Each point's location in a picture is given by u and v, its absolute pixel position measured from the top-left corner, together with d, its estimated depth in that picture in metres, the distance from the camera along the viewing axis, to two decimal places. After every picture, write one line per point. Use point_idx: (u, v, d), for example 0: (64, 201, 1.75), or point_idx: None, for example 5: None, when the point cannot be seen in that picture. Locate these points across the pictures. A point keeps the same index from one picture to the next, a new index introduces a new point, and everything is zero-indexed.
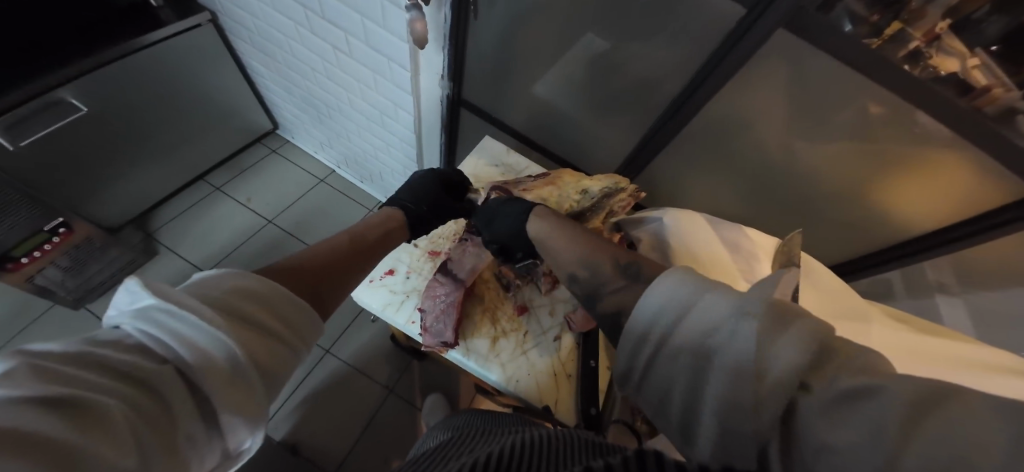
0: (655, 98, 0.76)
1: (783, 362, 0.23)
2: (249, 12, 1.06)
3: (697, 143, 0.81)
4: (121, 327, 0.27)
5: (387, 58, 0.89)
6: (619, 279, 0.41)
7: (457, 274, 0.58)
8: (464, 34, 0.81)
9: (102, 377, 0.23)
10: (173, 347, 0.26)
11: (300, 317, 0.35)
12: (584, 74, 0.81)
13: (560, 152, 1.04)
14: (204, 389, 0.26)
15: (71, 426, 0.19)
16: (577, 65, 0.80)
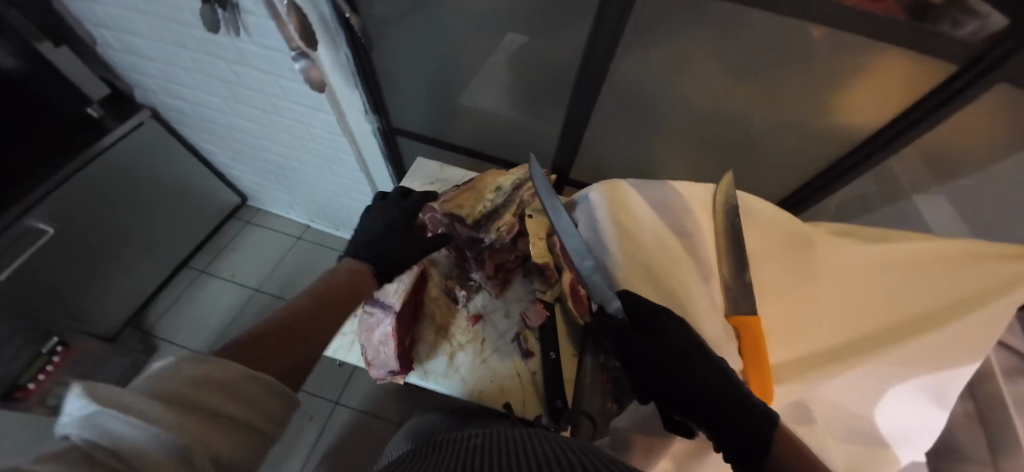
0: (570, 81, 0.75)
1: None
2: (185, 99, 1.10)
3: (624, 110, 0.80)
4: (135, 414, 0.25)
5: (310, 110, 0.92)
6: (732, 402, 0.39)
7: (386, 299, 0.56)
8: (375, 70, 0.81)
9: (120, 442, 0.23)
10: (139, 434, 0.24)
11: (270, 397, 0.33)
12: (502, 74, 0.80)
13: (501, 159, 1.03)
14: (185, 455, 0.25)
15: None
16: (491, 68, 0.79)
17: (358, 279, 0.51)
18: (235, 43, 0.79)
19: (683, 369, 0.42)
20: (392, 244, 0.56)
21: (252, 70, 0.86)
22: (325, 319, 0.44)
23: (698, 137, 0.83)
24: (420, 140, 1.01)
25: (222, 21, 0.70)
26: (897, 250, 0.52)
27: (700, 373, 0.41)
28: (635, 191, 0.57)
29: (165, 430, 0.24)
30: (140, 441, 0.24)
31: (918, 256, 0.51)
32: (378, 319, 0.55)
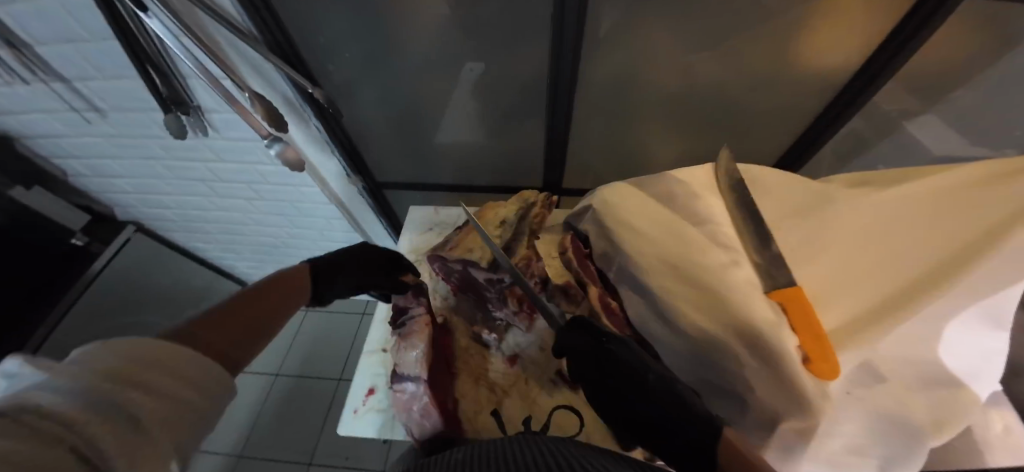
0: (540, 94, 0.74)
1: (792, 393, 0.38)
2: (166, 207, 1.09)
3: (599, 109, 0.79)
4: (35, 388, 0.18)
5: (293, 186, 0.92)
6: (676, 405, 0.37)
7: (406, 372, 0.52)
8: (347, 133, 0.82)
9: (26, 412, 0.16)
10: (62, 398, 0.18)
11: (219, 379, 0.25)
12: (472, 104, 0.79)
13: (492, 182, 1.01)
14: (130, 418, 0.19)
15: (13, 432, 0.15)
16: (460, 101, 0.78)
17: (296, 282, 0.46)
18: (204, 142, 0.79)
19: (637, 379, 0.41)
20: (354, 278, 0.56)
21: (227, 162, 0.86)
22: (276, 310, 0.38)
23: (683, 113, 0.80)
24: (407, 190, 1.01)
25: (188, 126, 0.72)
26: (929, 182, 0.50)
27: (655, 386, 0.39)
28: (639, 188, 0.55)
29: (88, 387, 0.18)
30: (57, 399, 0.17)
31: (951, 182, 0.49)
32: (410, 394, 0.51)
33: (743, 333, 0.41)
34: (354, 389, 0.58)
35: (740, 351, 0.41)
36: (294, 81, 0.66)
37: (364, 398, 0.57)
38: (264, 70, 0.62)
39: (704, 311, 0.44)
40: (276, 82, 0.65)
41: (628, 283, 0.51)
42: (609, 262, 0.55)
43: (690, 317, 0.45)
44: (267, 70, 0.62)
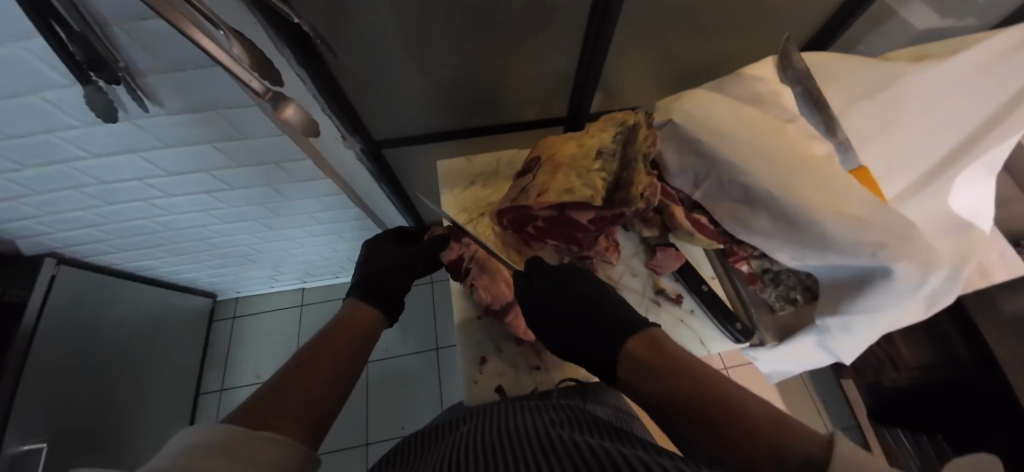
0: (583, 5, 0.61)
1: (866, 245, 0.41)
2: (86, 224, 0.80)
3: (643, 24, 0.67)
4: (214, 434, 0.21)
5: (276, 163, 0.69)
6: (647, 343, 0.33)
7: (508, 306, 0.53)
8: (335, 80, 0.63)
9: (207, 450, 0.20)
10: (228, 446, 0.20)
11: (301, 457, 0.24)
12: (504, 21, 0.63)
13: (506, 122, 0.86)
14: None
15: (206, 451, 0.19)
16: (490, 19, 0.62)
17: (352, 321, 0.41)
18: (137, 121, 0.54)
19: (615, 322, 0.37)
20: (385, 265, 0.52)
21: (178, 147, 0.61)
22: (339, 357, 0.35)
23: (733, 27, 0.71)
24: (411, 147, 0.85)
25: (114, 100, 0.49)
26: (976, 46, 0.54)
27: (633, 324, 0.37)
28: (719, 93, 0.53)
29: (230, 447, 0.20)
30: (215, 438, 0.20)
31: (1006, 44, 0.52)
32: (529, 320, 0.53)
33: (881, 210, 0.42)
34: (463, 362, 0.54)
35: (885, 236, 0.41)
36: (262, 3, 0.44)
37: (478, 371, 0.54)
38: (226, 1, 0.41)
39: (838, 198, 0.43)
40: (243, 17, 0.44)
41: (729, 193, 0.51)
42: (701, 178, 0.54)
43: (824, 209, 0.43)
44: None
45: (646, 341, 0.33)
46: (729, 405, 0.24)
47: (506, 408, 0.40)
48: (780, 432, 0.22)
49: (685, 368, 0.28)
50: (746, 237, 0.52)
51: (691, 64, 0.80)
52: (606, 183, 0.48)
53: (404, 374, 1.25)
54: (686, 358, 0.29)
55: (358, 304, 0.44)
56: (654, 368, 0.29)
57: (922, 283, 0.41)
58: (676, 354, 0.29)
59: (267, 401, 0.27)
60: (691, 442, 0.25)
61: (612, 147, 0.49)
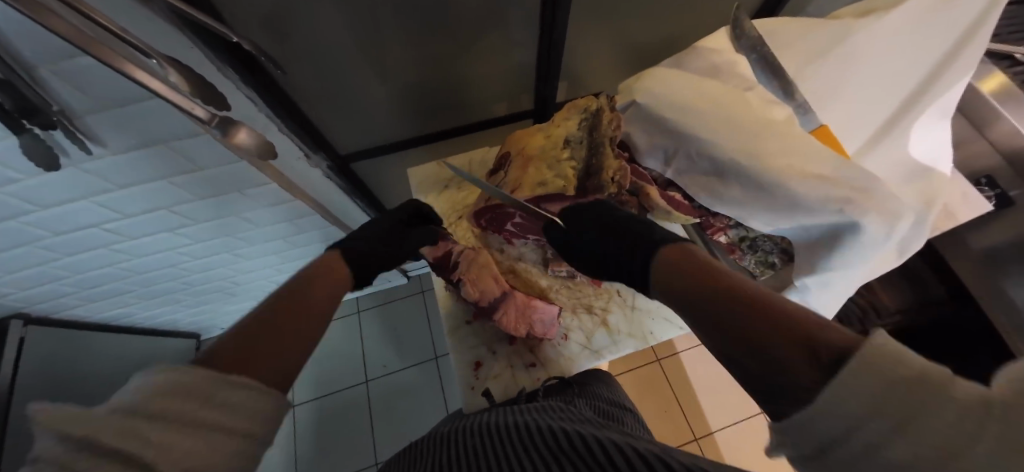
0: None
1: (848, 202, 0.42)
2: (44, 280, 0.75)
3: (597, 7, 0.67)
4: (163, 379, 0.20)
5: (239, 190, 0.66)
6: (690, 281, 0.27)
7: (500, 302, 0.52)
8: (289, 98, 0.61)
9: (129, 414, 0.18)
10: (160, 404, 0.19)
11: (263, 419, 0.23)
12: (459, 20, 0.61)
13: (474, 121, 0.85)
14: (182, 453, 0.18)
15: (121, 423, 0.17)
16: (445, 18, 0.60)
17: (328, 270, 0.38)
18: (82, 165, 0.51)
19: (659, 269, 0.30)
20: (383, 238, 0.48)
21: (137, 187, 0.58)
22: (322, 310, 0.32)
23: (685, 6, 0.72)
24: (380, 156, 0.83)
25: (54, 145, 0.46)
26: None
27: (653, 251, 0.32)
28: (679, 69, 0.53)
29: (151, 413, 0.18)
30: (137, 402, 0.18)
31: None
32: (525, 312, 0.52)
33: (845, 166, 0.43)
34: (458, 370, 0.54)
35: (851, 191, 0.42)
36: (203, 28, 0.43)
37: (474, 374, 0.53)
38: (153, 25, 0.39)
39: (799, 160, 0.44)
40: (178, 41, 0.42)
41: (699, 167, 0.51)
42: (670, 154, 0.54)
43: (793, 172, 0.44)
44: (159, 19, 0.39)
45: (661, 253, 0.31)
46: (755, 312, 0.22)
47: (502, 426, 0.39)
48: (812, 334, 0.20)
49: (706, 279, 0.26)
50: (720, 209, 0.52)
51: (650, 44, 0.80)
52: (576, 172, 0.47)
53: (408, 386, 1.24)
54: (711, 269, 0.26)
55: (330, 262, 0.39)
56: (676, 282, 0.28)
57: (888, 233, 0.42)
58: (706, 269, 0.26)
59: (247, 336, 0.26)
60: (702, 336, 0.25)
61: (579, 133, 0.48)
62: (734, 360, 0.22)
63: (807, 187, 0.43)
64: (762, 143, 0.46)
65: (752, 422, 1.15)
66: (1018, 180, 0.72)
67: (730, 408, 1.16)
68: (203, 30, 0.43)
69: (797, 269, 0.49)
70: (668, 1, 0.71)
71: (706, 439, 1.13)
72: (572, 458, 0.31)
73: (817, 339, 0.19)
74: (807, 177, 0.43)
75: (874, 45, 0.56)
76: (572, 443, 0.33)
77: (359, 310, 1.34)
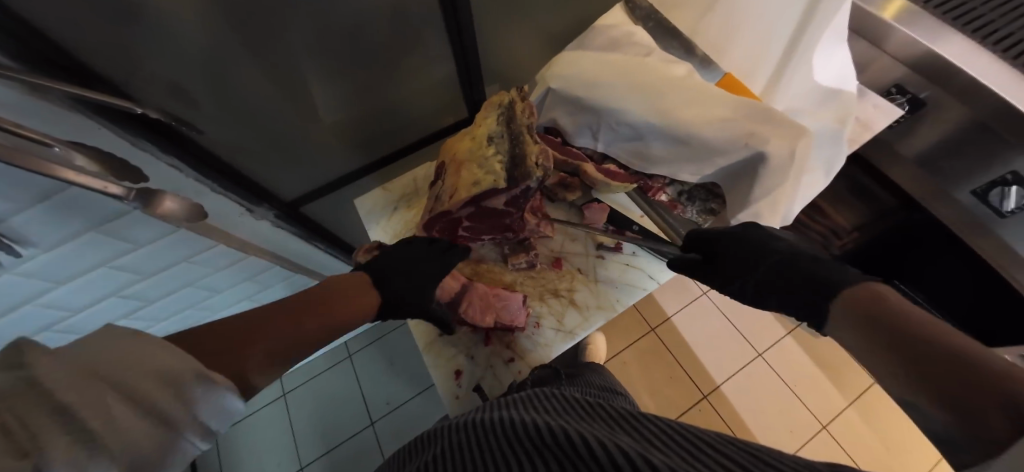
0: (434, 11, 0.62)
1: (754, 135, 0.45)
2: None
3: (504, 4, 0.69)
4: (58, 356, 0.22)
5: (185, 258, 0.65)
6: (881, 326, 0.28)
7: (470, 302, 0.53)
8: (218, 158, 0.60)
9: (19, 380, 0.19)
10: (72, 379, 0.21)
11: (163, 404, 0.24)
12: (370, 47, 0.62)
13: (412, 139, 0.86)
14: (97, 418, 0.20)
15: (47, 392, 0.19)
16: (355, 49, 0.61)
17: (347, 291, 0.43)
18: (16, 269, 0.48)
19: (847, 314, 0.32)
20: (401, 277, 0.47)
21: (78, 277, 0.56)
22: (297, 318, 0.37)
23: None
24: (326, 195, 0.83)
25: None
26: None
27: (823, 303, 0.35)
28: (582, 50, 0.56)
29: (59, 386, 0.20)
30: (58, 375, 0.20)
31: None
32: (499, 309, 0.53)
33: (739, 107, 0.47)
34: (442, 383, 0.54)
35: (754, 125, 0.46)
36: (105, 106, 0.41)
37: (456, 383, 0.54)
38: (53, 115, 0.37)
39: (701, 109, 0.48)
40: (83, 124, 0.40)
41: (622, 136, 0.54)
42: (593, 130, 0.57)
43: (699, 122, 0.47)
44: (59, 108, 0.37)
45: (847, 298, 0.32)
46: (952, 364, 0.23)
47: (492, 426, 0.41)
48: (1010, 387, 0.20)
49: (902, 323, 0.27)
50: (651, 170, 0.54)
51: (564, 31, 0.83)
52: (504, 165, 0.49)
53: (416, 417, 1.22)
54: (904, 319, 0.27)
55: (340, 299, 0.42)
56: (864, 328, 0.30)
57: (792, 155, 0.45)
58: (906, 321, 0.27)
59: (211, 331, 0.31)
60: (897, 382, 0.27)
61: (499, 129, 0.50)
62: (928, 408, 0.24)
63: (715, 132, 0.47)
64: (667, 101, 0.49)
65: (753, 367, 1.18)
66: (929, 84, 0.68)
67: (730, 359, 1.19)
68: (106, 107, 0.41)
69: (730, 207, 0.52)
70: None
71: (715, 394, 1.16)
72: (556, 453, 0.32)
73: (1014, 391, 0.20)
74: (712, 123, 0.47)
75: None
76: (554, 437, 0.33)
77: (351, 353, 1.31)
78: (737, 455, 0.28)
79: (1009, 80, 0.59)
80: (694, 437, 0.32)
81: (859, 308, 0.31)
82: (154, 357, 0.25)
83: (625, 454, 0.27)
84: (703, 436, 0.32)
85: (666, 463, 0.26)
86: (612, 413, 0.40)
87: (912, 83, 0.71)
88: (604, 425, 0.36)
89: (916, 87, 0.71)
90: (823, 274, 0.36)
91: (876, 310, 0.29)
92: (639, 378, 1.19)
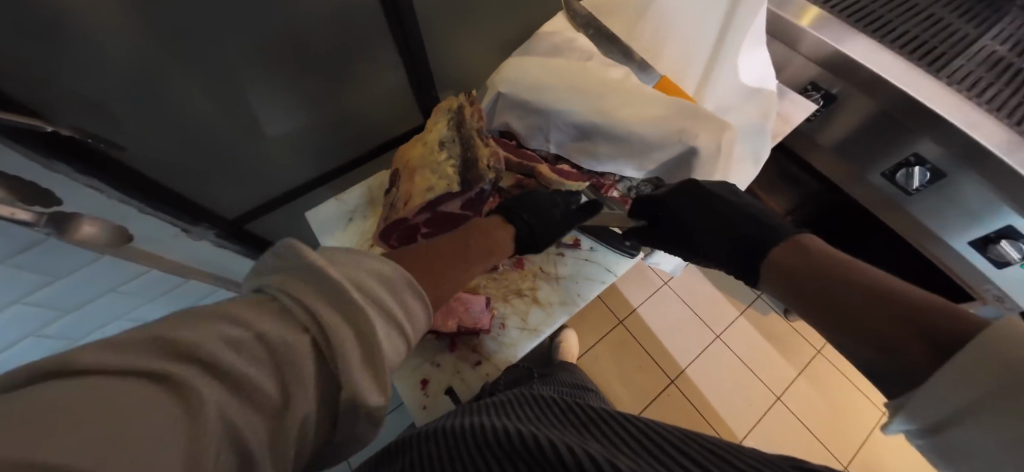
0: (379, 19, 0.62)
1: (687, 132, 0.49)
2: None
3: (450, 11, 0.69)
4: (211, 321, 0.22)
5: (109, 292, 0.56)
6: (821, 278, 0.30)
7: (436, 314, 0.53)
8: (145, 177, 0.55)
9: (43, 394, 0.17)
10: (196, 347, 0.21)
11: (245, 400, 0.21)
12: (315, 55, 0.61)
13: (366, 149, 0.84)
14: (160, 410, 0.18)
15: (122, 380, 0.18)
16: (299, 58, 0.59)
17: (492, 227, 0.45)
18: None
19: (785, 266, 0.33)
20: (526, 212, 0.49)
21: None
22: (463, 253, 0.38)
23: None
24: (274, 210, 0.78)
25: None
26: None
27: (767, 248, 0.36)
28: (528, 56, 0.58)
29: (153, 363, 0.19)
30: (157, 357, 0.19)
31: None
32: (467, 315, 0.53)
33: (671, 106, 0.50)
34: (407, 394, 0.53)
35: (686, 122, 0.49)
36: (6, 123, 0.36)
37: (424, 392, 0.53)
38: None
39: (639, 109, 0.51)
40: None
41: (570, 136, 0.56)
42: (542, 132, 0.58)
43: (637, 121, 0.51)
44: None
45: (789, 250, 0.34)
46: (877, 306, 0.26)
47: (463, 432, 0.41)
48: (947, 325, 0.23)
49: (842, 276, 0.29)
50: (601, 168, 0.56)
51: (511, 38, 0.85)
52: (457, 169, 0.49)
53: (390, 435, 1.18)
54: (827, 270, 0.30)
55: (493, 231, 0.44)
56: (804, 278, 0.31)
57: (719, 149, 0.49)
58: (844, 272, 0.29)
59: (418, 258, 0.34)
60: (818, 325, 0.30)
61: (450, 133, 0.50)
62: (854, 347, 0.27)
63: (652, 130, 0.50)
64: (607, 102, 0.52)
65: (713, 348, 1.26)
66: (837, 80, 0.77)
67: (692, 343, 1.26)
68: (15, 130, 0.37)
69: None
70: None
71: (681, 378, 1.22)
72: (524, 458, 0.32)
73: (945, 329, 0.23)
74: (649, 122, 0.50)
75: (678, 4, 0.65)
76: (524, 442, 0.34)
77: None
78: (698, 455, 0.30)
79: (904, 75, 0.68)
80: (654, 431, 0.34)
81: (795, 260, 0.33)
82: (375, 265, 0.29)
83: (593, 461, 0.29)
84: (665, 436, 0.34)
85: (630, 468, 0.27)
86: (578, 417, 0.42)
87: (825, 81, 0.79)
88: (566, 430, 0.38)
89: (829, 84, 0.79)
90: (757, 233, 0.37)
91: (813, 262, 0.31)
92: (610, 370, 1.23)
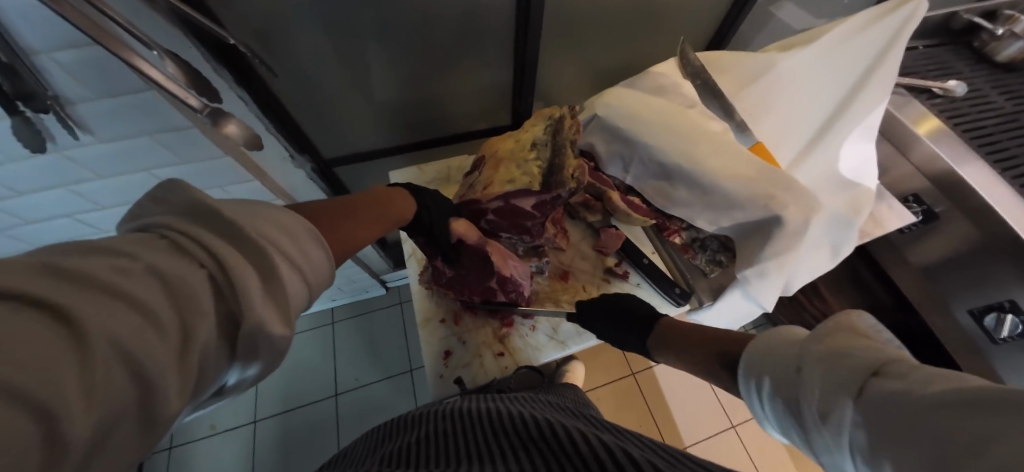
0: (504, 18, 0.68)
1: (777, 199, 0.48)
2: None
3: (562, 34, 0.76)
4: (246, 211, 0.23)
5: (220, 185, 0.68)
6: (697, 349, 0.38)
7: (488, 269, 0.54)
8: (279, 102, 0.63)
9: (144, 246, 0.19)
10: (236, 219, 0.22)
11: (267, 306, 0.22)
12: (439, 37, 0.67)
13: (451, 133, 0.91)
14: (218, 300, 0.20)
15: (190, 256, 0.20)
16: (424, 35, 0.66)
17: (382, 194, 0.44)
18: (66, 152, 0.53)
19: (673, 337, 0.42)
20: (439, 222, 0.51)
21: (123, 173, 0.60)
22: (374, 220, 0.37)
23: (636, 36, 0.82)
24: (361, 163, 0.86)
25: (39, 124, 0.47)
26: (817, 33, 0.63)
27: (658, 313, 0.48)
28: (631, 89, 0.61)
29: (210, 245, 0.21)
30: (208, 238, 0.21)
31: (838, 35, 0.61)
32: (519, 276, 0.55)
33: (764, 170, 0.51)
34: (428, 359, 0.56)
35: (775, 188, 0.49)
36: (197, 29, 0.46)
37: (443, 362, 0.55)
38: (151, 19, 0.42)
39: (731, 164, 0.52)
40: (176, 39, 0.45)
41: (651, 173, 0.59)
42: (624, 162, 0.61)
43: (723, 173, 0.52)
44: (159, 17, 0.42)
45: (669, 325, 0.44)
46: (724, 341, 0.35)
47: (481, 416, 0.42)
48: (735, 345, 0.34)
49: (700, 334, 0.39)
50: (672, 210, 0.59)
51: (612, 69, 0.90)
52: (542, 170, 0.53)
53: (380, 399, 1.21)
54: (703, 327, 0.40)
55: (395, 209, 0.44)
56: (681, 341, 0.40)
57: (805, 225, 0.48)
58: (696, 333, 0.39)
59: (343, 206, 0.35)
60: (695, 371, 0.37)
61: (544, 137, 0.54)
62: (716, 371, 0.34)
63: (738, 189, 0.51)
64: (701, 149, 0.53)
65: (724, 434, 1.17)
66: (942, 197, 0.72)
67: (701, 421, 1.19)
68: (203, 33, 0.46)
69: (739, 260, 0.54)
70: (624, 35, 0.81)
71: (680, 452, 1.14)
72: (541, 445, 0.32)
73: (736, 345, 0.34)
74: (738, 180, 0.51)
75: (795, 80, 0.65)
76: (542, 433, 0.34)
77: (333, 321, 1.31)
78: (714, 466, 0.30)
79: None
80: (648, 441, 0.36)
81: (672, 346, 0.41)
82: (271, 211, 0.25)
83: (609, 450, 0.29)
84: (673, 452, 0.33)
85: (647, 458, 0.27)
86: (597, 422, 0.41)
87: (930, 196, 0.74)
88: (587, 424, 0.38)
89: (932, 199, 0.74)
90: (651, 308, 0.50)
91: (687, 344, 0.39)
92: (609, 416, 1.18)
